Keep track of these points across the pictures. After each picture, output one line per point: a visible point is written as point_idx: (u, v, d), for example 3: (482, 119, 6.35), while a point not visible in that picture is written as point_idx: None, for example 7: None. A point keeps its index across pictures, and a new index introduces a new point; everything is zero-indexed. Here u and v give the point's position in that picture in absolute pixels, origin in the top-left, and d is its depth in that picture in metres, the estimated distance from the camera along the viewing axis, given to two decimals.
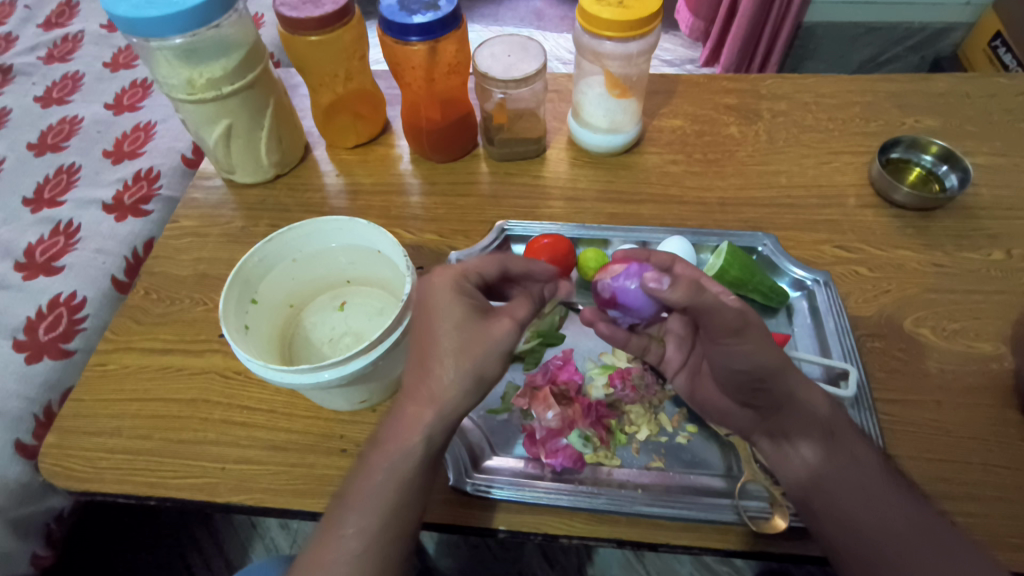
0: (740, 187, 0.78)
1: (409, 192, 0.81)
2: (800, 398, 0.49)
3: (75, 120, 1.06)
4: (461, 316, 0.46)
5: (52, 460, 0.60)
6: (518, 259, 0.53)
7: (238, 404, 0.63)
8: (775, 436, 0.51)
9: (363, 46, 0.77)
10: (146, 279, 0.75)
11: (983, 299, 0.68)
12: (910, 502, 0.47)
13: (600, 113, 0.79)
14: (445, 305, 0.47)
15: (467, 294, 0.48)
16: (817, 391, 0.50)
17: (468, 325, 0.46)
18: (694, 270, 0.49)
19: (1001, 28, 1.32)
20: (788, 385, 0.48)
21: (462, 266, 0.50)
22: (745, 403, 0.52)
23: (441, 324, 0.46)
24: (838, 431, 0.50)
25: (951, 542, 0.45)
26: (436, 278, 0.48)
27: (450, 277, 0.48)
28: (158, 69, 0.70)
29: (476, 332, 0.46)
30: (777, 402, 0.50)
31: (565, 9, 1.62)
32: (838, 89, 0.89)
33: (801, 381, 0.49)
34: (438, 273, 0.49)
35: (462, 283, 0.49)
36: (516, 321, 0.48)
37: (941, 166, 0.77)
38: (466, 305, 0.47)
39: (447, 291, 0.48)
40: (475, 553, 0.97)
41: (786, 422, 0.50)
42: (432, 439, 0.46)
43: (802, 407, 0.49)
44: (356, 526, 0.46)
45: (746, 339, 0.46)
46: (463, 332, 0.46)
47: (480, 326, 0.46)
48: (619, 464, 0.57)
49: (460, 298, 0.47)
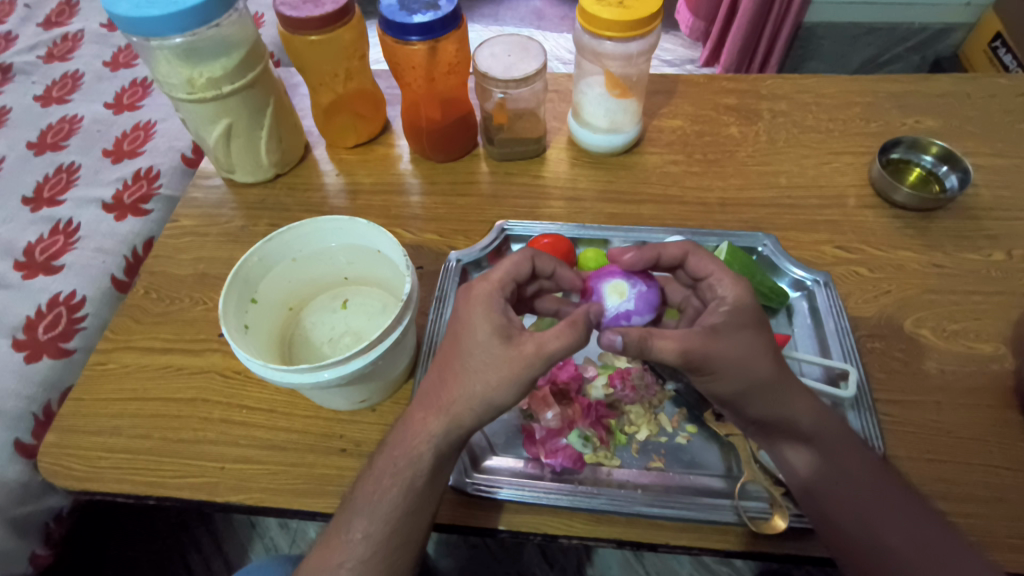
0: (740, 187, 0.78)
1: (409, 192, 0.81)
2: (783, 410, 0.49)
3: (75, 119, 1.06)
4: (486, 334, 0.44)
5: (51, 459, 0.60)
6: (547, 256, 0.52)
7: (238, 404, 0.63)
8: (771, 442, 0.51)
9: (363, 45, 0.77)
10: (146, 279, 0.75)
11: (983, 299, 0.68)
12: (909, 507, 0.48)
13: (600, 113, 0.79)
14: (473, 323, 0.45)
15: (500, 310, 0.46)
16: (806, 401, 0.50)
17: (489, 347, 0.44)
18: (711, 263, 0.51)
19: (1001, 28, 1.32)
20: (768, 399, 0.49)
21: (499, 278, 0.48)
22: (734, 411, 0.52)
23: (464, 341, 0.45)
24: (829, 440, 0.50)
25: (947, 545, 0.46)
26: (472, 291, 0.47)
27: (485, 291, 0.47)
28: (158, 68, 0.70)
29: (492, 358, 0.44)
30: (763, 416, 0.50)
31: (566, 8, 1.62)
32: (838, 89, 0.89)
33: (784, 394, 0.49)
34: (475, 285, 0.48)
35: (497, 299, 0.47)
36: (539, 352, 0.43)
37: (941, 167, 0.77)
38: (495, 323, 0.45)
39: (477, 308, 0.46)
40: (474, 554, 0.97)
41: (773, 432, 0.51)
42: (437, 448, 0.46)
43: (789, 417, 0.49)
44: (363, 531, 0.46)
45: (717, 371, 0.47)
46: (482, 354, 0.44)
47: (500, 351, 0.44)
48: (619, 465, 0.57)
49: (488, 315, 0.45)
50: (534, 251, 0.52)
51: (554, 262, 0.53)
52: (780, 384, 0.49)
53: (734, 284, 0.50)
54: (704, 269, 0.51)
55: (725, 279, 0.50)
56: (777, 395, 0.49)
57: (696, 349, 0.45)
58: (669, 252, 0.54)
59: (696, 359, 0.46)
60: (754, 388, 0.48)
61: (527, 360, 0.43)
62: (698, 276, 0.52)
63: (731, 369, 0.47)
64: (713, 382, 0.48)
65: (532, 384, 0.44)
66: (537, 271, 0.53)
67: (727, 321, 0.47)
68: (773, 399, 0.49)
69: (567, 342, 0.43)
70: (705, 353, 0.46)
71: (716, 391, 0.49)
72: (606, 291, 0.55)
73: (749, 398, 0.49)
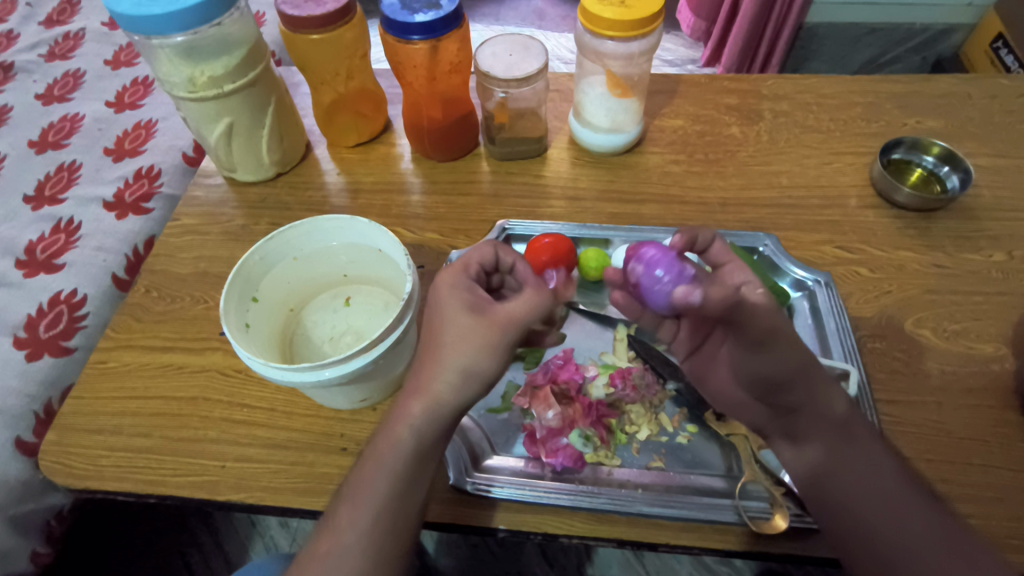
0: (741, 187, 0.78)
1: (410, 191, 0.81)
2: (819, 399, 0.50)
3: (76, 118, 1.06)
4: (455, 310, 0.45)
5: (52, 457, 0.60)
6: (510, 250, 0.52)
7: (238, 403, 0.63)
8: (792, 435, 0.51)
9: (364, 44, 0.77)
10: (147, 277, 0.75)
11: (984, 300, 0.68)
12: (925, 503, 0.47)
13: (601, 113, 0.79)
14: (441, 304, 0.46)
15: (465, 288, 0.47)
16: (836, 394, 0.51)
17: (459, 321, 0.45)
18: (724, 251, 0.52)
19: (1001, 28, 1.32)
20: (810, 387, 0.50)
21: (466, 263, 0.50)
22: (763, 401, 0.52)
23: (438, 320, 0.46)
24: (855, 433, 0.50)
25: (966, 543, 0.45)
26: (440, 276, 0.49)
27: (451, 275, 0.48)
28: (159, 66, 0.70)
29: (464, 328, 0.44)
30: (795, 401, 0.50)
31: (566, 8, 1.62)
32: (839, 89, 0.89)
33: (821, 382, 0.50)
34: (444, 272, 0.49)
35: (463, 279, 0.48)
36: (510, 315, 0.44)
37: (942, 167, 0.77)
38: (462, 299, 0.46)
39: (444, 289, 0.47)
40: (474, 553, 0.97)
41: (802, 424, 0.51)
42: (422, 432, 0.45)
43: (820, 407, 0.50)
44: (349, 519, 0.46)
45: (773, 347, 0.48)
46: (454, 328, 0.45)
47: (467, 321, 0.44)
48: (619, 464, 0.57)
49: (454, 292, 0.46)
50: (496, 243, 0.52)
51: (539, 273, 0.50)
52: (819, 372, 0.51)
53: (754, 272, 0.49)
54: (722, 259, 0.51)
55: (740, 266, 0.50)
56: (818, 382, 0.50)
57: (768, 321, 0.46)
58: (704, 237, 0.52)
59: (764, 329, 0.47)
60: (802, 371, 0.49)
61: (494, 323, 0.44)
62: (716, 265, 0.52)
63: (789, 347, 0.48)
64: (766, 360, 0.49)
65: (503, 348, 0.44)
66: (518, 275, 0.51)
67: (771, 301, 0.46)
68: (815, 387, 0.50)
69: (533, 303, 0.44)
70: (773, 325, 0.47)
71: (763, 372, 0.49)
72: (680, 259, 0.50)
73: (795, 383, 0.49)
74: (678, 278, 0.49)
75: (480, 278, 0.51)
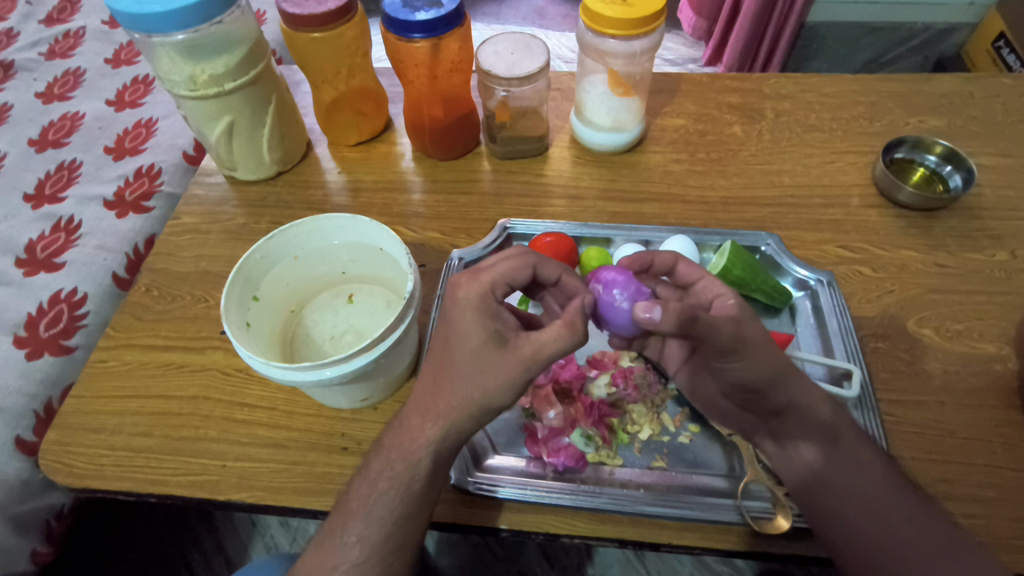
0: (743, 186, 0.78)
1: (411, 189, 0.81)
2: (800, 401, 0.50)
3: (76, 116, 1.05)
4: (478, 344, 0.42)
5: (53, 456, 0.60)
6: (551, 265, 0.49)
7: (239, 402, 0.63)
8: (777, 437, 0.53)
9: (365, 42, 0.76)
10: (148, 276, 0.75)
11: (986, 299, 0.67)
12: (919, 505, 0.48)
13: (603, 111, 0.78)
14: (463, 329, 0.43)
15: (491, 317, 0.43)
16: (818, 394, 0.51)
17: (481, 357, 0.42)
18: (698, 270, 0.53)
19: (1004, 28, 1.32)
20: (791, 389, 0.50)
21: (489, 278, 0.45)
22: (749, 406, 0.53)
23: (457, 347, 0.43)
24: (843, 435, 0.51)
25: (955, 544, 0.46)
26: (459, 293, 0.44)
27: (476, 295, 0.44)
28: (159, 64, 0.69)
29: (489, 366, 0.42)
30: (778, 405, 0.51)
31: (567, 7, 1.61)
32: (841, 89, 0.89)
33: (801, 383, 0.50)
34: (464, 285, 0.44)
35: (487, 302, 0.44)
36: (537, 357, 0.41)
37: (944, 166, 0.77)
38: (487, 333, 0.42)
39: (467, 313, 0.43)
40: (475, 552, 0.97)
41: (788, 424, 0.51)
42: (439, 453, 0.45)
43: (803, 409, 0.50)
44: (358, 534, 0.45)
45: (743, 357, 0.47)
46: (476, 363, 0.42)
47: (492, 359, 0.42)
48: (622, 464, 0.57)
49: (479, 321, 0.43)
50: (538, 259, 0.49)
51: (560, 268, 0.50)
52: (797, 373, 0.51)
53: (726, 286, 0.50)
54: (691, 276, 0.52)
55: (712, 283, 0.51)
56: (797, 383, 0.50)
57: (728, 335, 0.45)
58: (659, 261, 0.54)
59: (728, 344, 0.46)
60: (780, 376, 0.49)
61: (523, 366, 0.41)
62: (686, 284, 0.53)
63: (758, 356, 0.47)
64: (742, 368, 0.48)
65: (526, 388, 0.43)
66: (539, 274, 0.49)
67: (743, 310, 0.48)
68: (795, 389, 0.50)
69: (564, 348, 0.42)
70: (739, 337, 0.46)
71: (741, 377, 0.49)
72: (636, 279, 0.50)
73: (775, 388, 0.49)
74: (633, 296, 0.48)
75: (505, 293, 0.46)
